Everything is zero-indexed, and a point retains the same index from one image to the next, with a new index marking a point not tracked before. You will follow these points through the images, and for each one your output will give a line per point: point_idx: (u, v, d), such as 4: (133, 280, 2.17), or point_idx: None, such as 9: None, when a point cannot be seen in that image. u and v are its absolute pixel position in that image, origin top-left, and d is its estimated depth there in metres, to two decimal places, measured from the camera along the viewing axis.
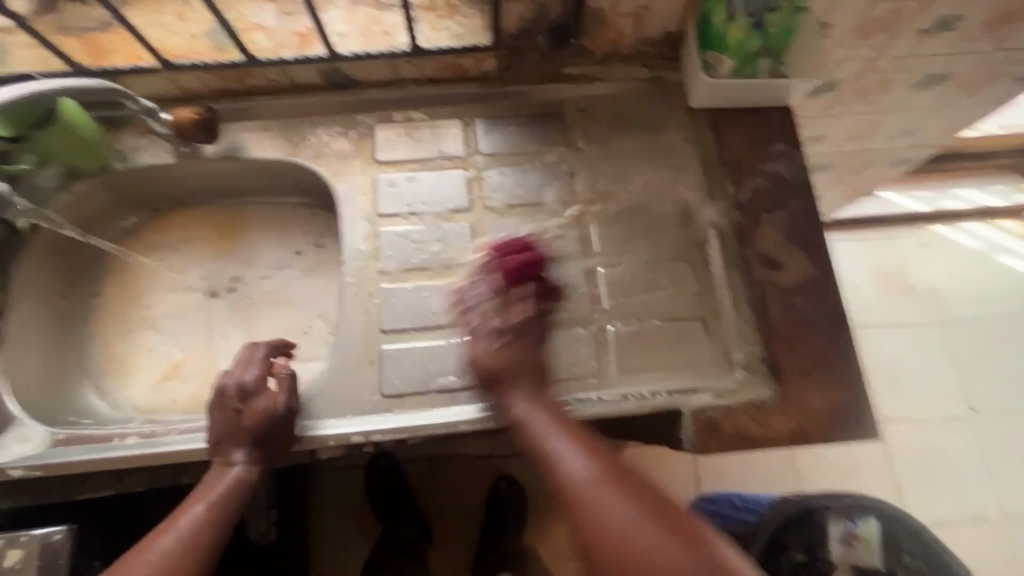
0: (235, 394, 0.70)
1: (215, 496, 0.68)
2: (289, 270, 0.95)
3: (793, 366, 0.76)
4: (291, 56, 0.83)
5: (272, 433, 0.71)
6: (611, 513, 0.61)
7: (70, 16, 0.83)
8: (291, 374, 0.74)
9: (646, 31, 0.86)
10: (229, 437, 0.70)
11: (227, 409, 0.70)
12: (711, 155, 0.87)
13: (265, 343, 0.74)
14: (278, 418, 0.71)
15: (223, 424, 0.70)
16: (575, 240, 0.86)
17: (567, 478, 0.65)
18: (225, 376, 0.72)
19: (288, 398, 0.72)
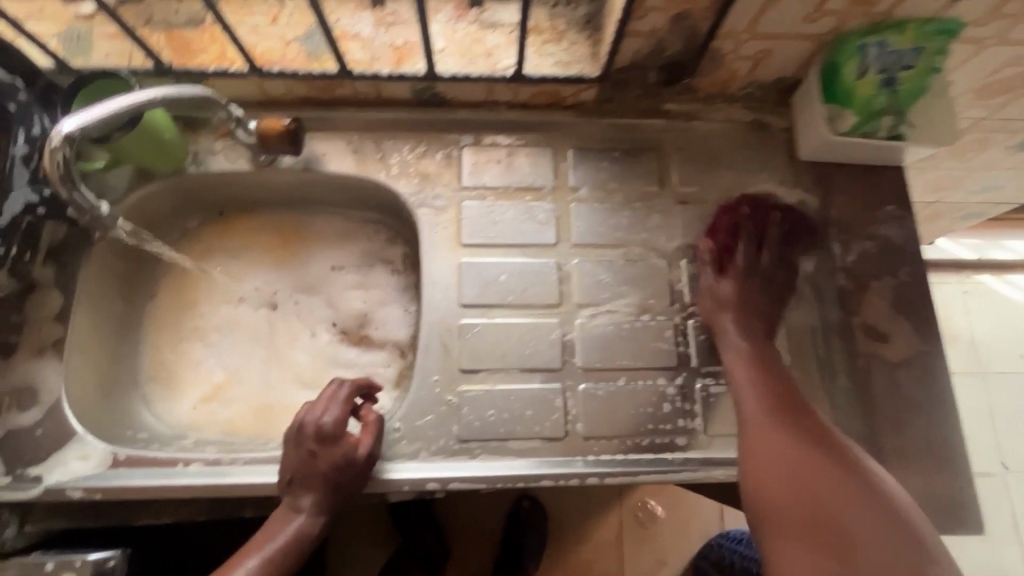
0: (314, 435, 0.68)
1: (270, 555, 0.64)
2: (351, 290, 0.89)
3: (895, 447, 0.73)
4: (385, 72, 0.78)
5: (346, 482, 0.68)
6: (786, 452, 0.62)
7: (158, 9, 0.78)
8: (378, 421, 0.71)
9: (760, 75, 0.81)
10: (302, 478, 0.67)
11: (303, 448, 0.67)
12: (815, 211, 0.83)
13: (350, 384, 0.71)
14: (356, 465, 0.68)
15: (297, 465, 0.67)
16: (664, 288, 0.82)
17: (769, 445, 0.63)
18: (309, 415, 0.69)
19: (370, 445, 0.69)
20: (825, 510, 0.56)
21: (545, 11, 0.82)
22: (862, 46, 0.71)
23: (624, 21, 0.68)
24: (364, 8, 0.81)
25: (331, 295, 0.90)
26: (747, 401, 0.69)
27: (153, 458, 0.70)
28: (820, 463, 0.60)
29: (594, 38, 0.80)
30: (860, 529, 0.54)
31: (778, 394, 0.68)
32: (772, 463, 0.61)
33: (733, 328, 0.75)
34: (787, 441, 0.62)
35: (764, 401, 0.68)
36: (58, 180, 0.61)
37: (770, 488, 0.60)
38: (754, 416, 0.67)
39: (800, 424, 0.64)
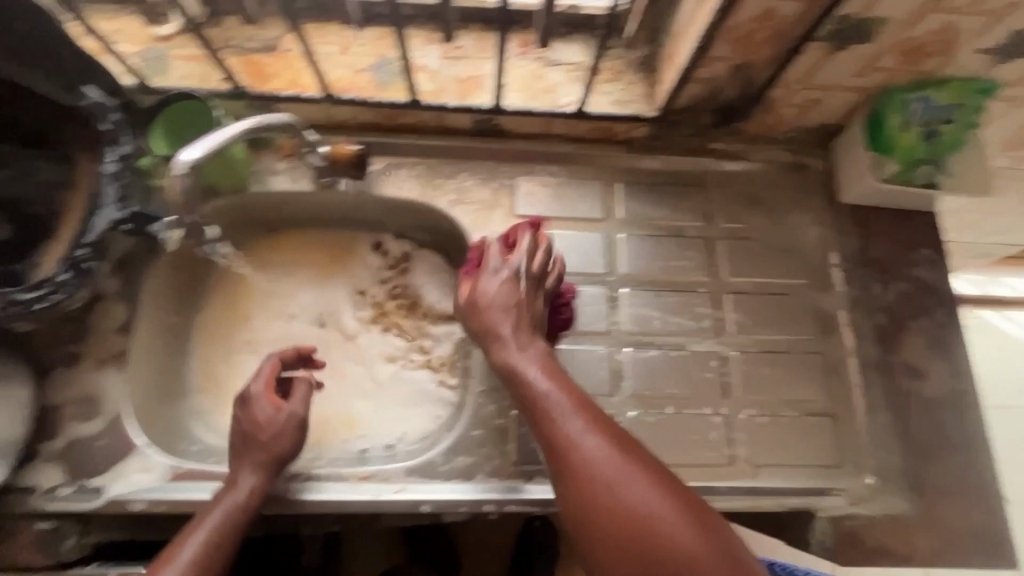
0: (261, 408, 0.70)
1: (214, 517, 0.63)
2: (400, 307, 0.90)
3: (931, 481, 0.77)
4: (452, 103, 0.81)
5: (281, 449, 0.69)
6: (624, 479, 0.56)
7: (233, 33, 0.81)
8: (309, 382, 0.75)
9: (806, 121, 0.85)
10: (242, 444, 0.69)
11: (258, 413, 0.70)
12: (854, 251, 0.87)
13: (292, 350, 0.76)
14: (293, 424, 0.71)
15: (236, 430, 0.70)
16: (709, 319, 0.84)
17: (575, 448, 0.60)
18: (257, 385, 0.72)
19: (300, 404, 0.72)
20: (641, 522, 0.54)
21: (603, 50, 0.85)
22: (907, 100, 0.75)
23: (690, 69, 0.72)
24: (432, 40, 0.84)
25: (378, 309, 0.90)
26: (587, 439, 0.60)
27: (213, 472, 0.71)
28: (642, 493, 0.56)
29: (651, 80, 0.84)
30: (658, 505, 0.55)
31: (541, 391, 0.64)
32: (575, 454, 0.59)
33: (510, 323, 0.70)
34: (596, 452, 0.59)
35: (559, 390, 0.64)
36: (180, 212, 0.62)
37: (567, 504, 0.59)
38: (584, 430, 0.60)
39: (587, 419, 0.61)
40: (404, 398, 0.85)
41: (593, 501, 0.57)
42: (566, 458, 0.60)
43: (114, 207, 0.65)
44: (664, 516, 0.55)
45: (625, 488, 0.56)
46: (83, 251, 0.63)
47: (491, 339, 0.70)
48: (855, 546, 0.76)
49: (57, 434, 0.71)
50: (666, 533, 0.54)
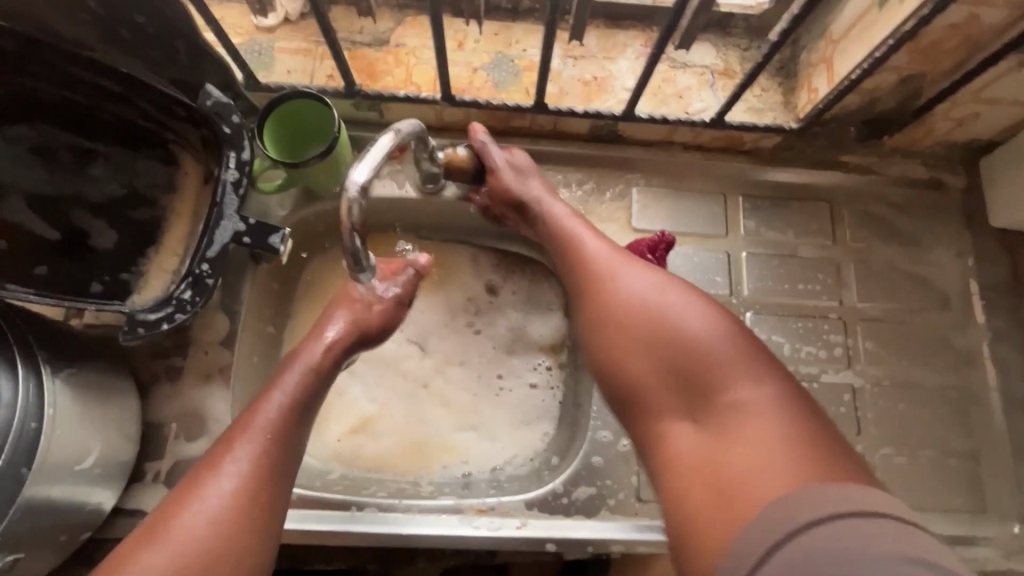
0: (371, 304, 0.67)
1: (258, 424, 0.55)
2: (507, 322, 0.87)
3: None
4: (578, 107, 0.74)
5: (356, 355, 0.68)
6: (681, 317, 0.53)
7: (343, 25, 0.75)
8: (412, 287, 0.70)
9: (956, 136, 0.78)
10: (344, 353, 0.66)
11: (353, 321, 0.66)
12: (993, 279, 0.81)
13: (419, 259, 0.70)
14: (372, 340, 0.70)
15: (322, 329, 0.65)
16: (839, 347, 0.79)
17: (615, 288, 0.58)
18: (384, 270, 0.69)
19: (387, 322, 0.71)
20: (694, 351, 0.52)
21: (736, 53, 0.78)
22: None
23: (856, 80, 0.65)
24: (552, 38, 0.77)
25: (483, 322, 0.86)
26: (691, 317, 0.53)
27: (327, 502, 0.69)
28: (713, 340, 0.52)
29: (788, 86, 0.77)
30: (743, 391, 0.49)
31: (598, 258, 0.61)
32: (625, 299, 0.56)
33: (578, 225, 0.66)
34: (659, 298, 0.55)
35: (648, 283, 0.57)
36: (346, 228, 0.55)
37: (632, 368, 0.54)
38: (648, 296, 0.56)
39: (694, 298, 0.55)
40: (513, 419, 0.83)
41: (658, 340, 0.53)
42: (611, 325, 0.56)
43: (235, 218, 0.60)
44: (760, 401, 0.48)
45: (699, 330, 0.52)
46: (204, 267, 0.58)
47: (563, 247, 0.65)
48: None
49: (163, 454, 0.67)
50: (752, 398, 0.48)
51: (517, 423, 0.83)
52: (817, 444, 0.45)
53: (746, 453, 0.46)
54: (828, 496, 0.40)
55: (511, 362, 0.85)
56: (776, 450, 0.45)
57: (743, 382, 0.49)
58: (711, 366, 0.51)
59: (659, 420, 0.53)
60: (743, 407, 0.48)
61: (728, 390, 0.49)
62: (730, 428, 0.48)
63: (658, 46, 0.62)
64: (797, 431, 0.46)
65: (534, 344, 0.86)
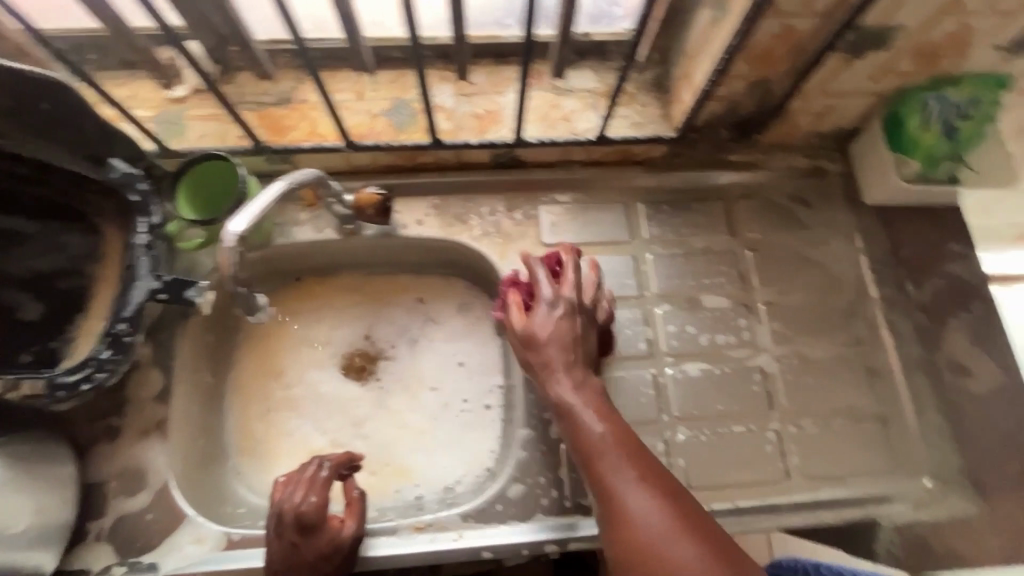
0: (295, 524, 0.66)
1: None
2: (462, 350, 0.91)
3: (993, 479, 0.74)
4: (471, 140, 0.81)
5: (332, 565, 0.67)
6: (614, 463, 0.59)
7: (249, 88, 0.81)
8: (361, 493, 0.72)
9: (822, 127, 0.86)
10: (286, 570, 0.66)
11: (284, 539, 0.66)
12: (885, 254, 0.86)
13: (334, 465, 0.69)
14: (339, 549, 0.67)
15: (282, 554, 0.66)
16: (745, 330, 0.85)
17: (585, 438, 0.62)
18: (283, 484, 0.68)
19: (355, 526, 0.69)
20: (621, 509, 0.56)
21: (616, 75, 0.86)
22: (924, 100, 0.77)
23: (710, 89, 0.73)
24: (445, 80, 0.84)
25: (436, 354, 0.91)
26: (599, 425, 0.63)
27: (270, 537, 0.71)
28: (684, 550, 0.51)
29: (665, 99, 0.85)
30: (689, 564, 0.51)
31: (574, 410, 0.65)
32: (603, 447, 0.61)
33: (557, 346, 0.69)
34: (636, 507, 0.55)
35: (626, 459, 0.59)
36: (229, 283, 0.64)
37: (608, 543, 0.56)
38: (597, 441, 0.61)
39: (611, 426, 0.63)
40: (463, 441, 0.86)
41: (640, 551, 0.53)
42: (602, 497, 0.58)
43: (149, 278, 0.67)
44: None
45: (621, 480, 0.58)
46: (122, 325, 0.65)
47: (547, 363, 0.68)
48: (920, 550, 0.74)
49: (106, 512, 0.70)
50: (652, 524, 0.54)
51: (467, 443, 0.87)
52: (719, 553, 0.51)
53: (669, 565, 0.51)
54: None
55: (465, 388, 0.89)
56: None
57: (630, 501, 0.56)
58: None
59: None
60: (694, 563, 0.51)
61: (621, 504, 0.56)
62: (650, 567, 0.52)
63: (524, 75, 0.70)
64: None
65: (482, 368, 0.90)
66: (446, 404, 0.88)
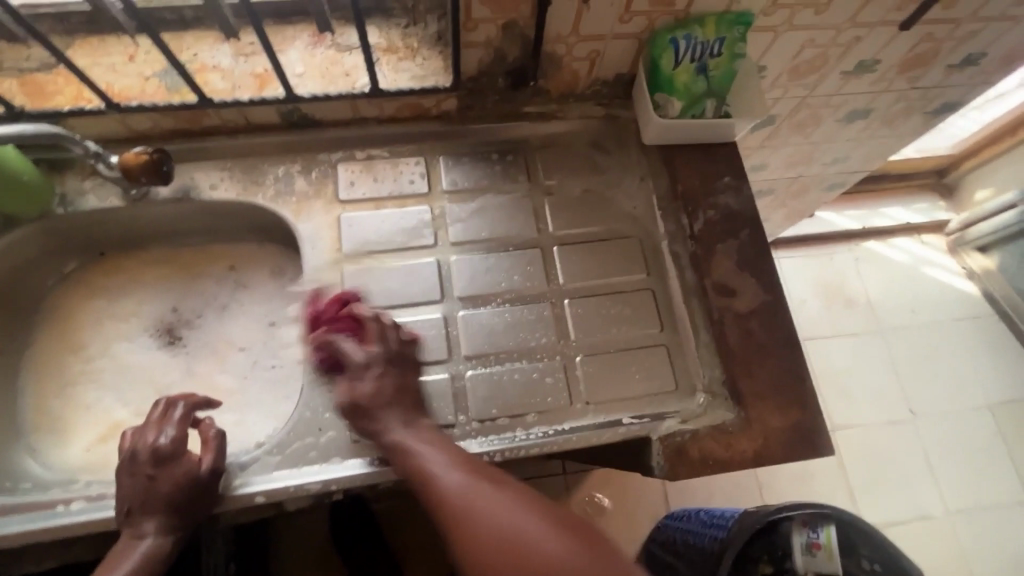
0: (150, 458, 0.66)
1: None
2: (270, 314, 0.92)
3: (751, 389, 0.79)
4: (246, 98, 0.81)
5: (189, 497, 0.66)
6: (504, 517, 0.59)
7: (10, 56, 0.79)
8: (222, 433, 0.71)
9: (599, 73, 0.90)
10: (142, 507, 0.65)
11: (139, 475, 0.65)
12: (666, 190, 0.91)
13: (185, 403, 0.70)
14: (197, 481, 0.67)
15: (134, 492, 0.65)
16: (539, 271, 0.88)
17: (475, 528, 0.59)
18: (133, 431, 0.68)
19: (214, 460, 0.68)
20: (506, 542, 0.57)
21: (398, 31, 0.88)
22: (673, 39, 0.81)
23: (458, 34, 0.75)
24: (221, 41, 0.84)
25: (245, 319, 0.92)
26: (447, 476, 0.64)
27: (36, 503, 0.69)
28: (548, 541, 0.57)
29: (446, 53, 0.87)
30: (551, 549, 0.56)
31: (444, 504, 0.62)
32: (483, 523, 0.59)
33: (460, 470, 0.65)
34: (482, 508, 0.60)
35: (468, 479, 0.64)
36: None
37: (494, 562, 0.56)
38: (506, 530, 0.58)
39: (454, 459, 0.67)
40: (268, 400, 0.87)
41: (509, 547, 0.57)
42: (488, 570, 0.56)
43: None
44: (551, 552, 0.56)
45: (492, 514, 0.59)
46: None
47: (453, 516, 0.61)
48: (685, 460, 0.77)
49: None
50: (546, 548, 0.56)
51: (273, 404, 0.87)
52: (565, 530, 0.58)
53: (535, 562, 0.55)
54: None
55: (273, 348, 0.90)
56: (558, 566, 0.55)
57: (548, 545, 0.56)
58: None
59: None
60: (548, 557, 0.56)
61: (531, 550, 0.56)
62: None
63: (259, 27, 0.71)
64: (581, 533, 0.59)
65: (291, 329, 0.91)
66: (254, 368, 0.89)
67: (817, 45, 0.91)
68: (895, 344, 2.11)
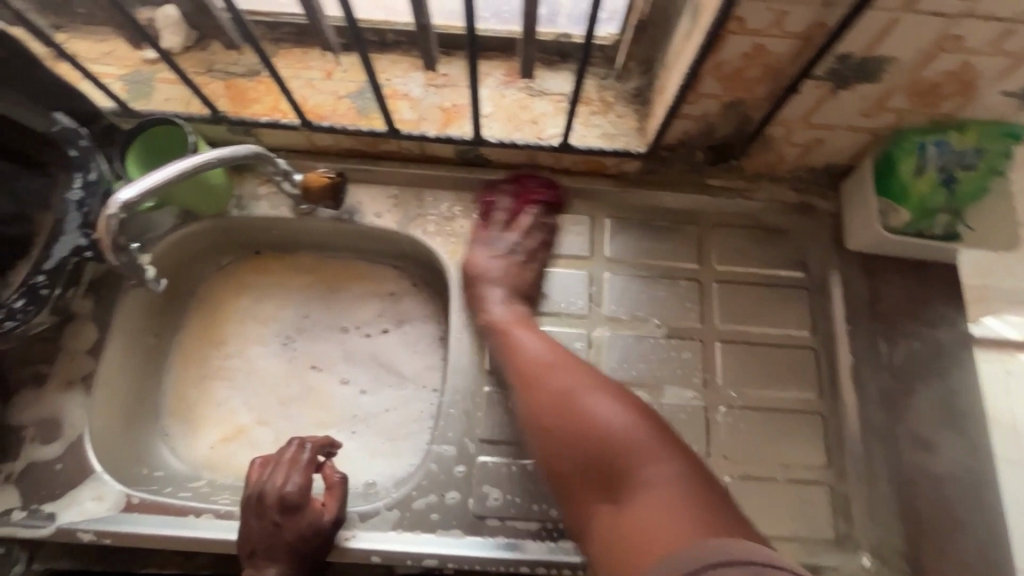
0: (277, 505, 0.64)
1: None
2: (399, 346, 0.89)
3: (934, 569, 0.68)
4: (432, 133, 0.79)
5: (309, 549, 0.65)
6: (583, 401, 0.63)
7: (220, 58, 0.81)
8: (342, 480, 0.69)
9: (810, 160, 0.79)
10: (265, 552, 0.64)
11: (266, 520, 0.64)
12: (862, 306, 0.79)
13: (313, 446, 0.68)
14: (320, 533, 0.66)
15: (260, 536, 0.64)
16: (698, 367, 0.79)
17: (586, 409, 0.62)
18: (262, 466, 0.67)
19: (336, 511, 0.67)
20: (610, 445, 0.59)
21: (594, 81, 0.82)
22: (922, 144, 0.69)
23: (677, 106, 0.68)
24: (416, 68, 0.82)
25: (374, 344, 0.89)
26: (605, 406, 0.62)
27: (169, 506, 0.70)
28: (608, 414, 0.61)
29: (642, 112, 0.80)
30: (655, 469, 0.57)
31: (568, 399, 0.64)
32: (576, 412, 0.62)
33: (542, 344, 0.71)
34: (557, 387, 0.65)
35: (550, 349, 0.70)
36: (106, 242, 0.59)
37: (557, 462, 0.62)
38: (615, 421, 0.60)
39: (568, 366, 0.67)
40: (385, 437, 0.84)
41: (572, 431, 0.62)
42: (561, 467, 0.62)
43: (76, 233, 0.65)
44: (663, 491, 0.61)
45: (595, 405, 0.62)
46: (40, 277, 0.64)
47: (548, 364, 0.68)
48: None
49: (19, 456, 0.72)
50: (636, 440, 0.59)
51: (387, 442, 0.84)
52: (639, 461, 0.57)
53: (642, 501, 0.55)
54: (712, 546, 0.46)
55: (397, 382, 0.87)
56: (671, 482, 0.55)
57: (647, 464, 0.57)
58: (615, 449, 0.59)
59: (591, 508, 0.60)
60: (657, 502, 0.54)
61: (642, 474, 0.57)
62: (631, 488, 0.57)
63: (472, 72, 0.67)
64: (604, 427, 0.60)
65: (418, 364, 0.88)
66: (376, 399, 0.87)
67: None
68: None
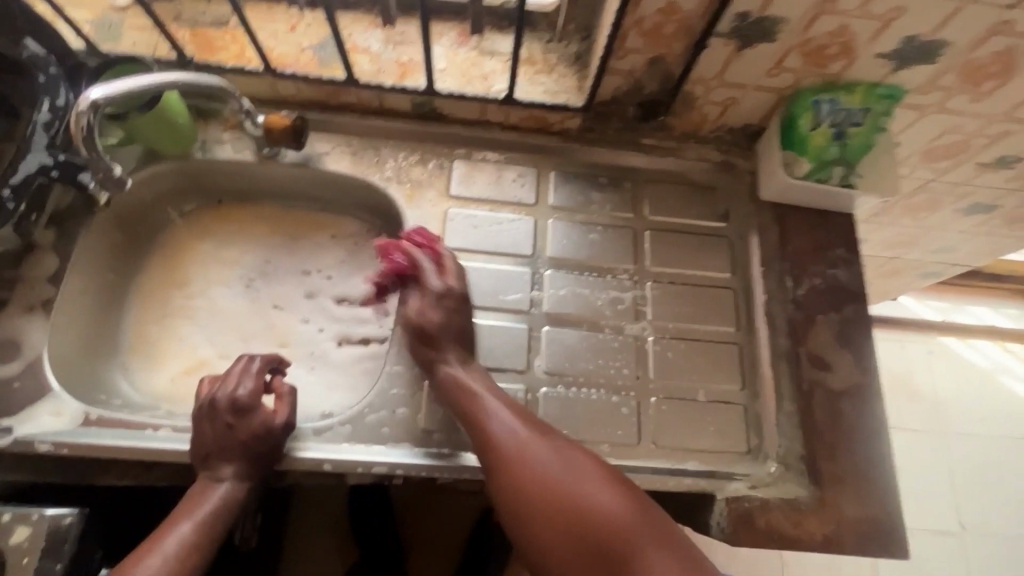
0: (229, 408, 0.69)
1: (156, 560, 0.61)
2: (355, 289, 0.94)
3: (829, 470, 0.78)
4: (388, 83, 0.85)
5: (261, 449, 0.70)
6: (552, 466, 0.66)
7: (189, 8, 0.86)
8: (292, 390, 0.75)
9: (728, 120, 0.89)
10: (219, 454, 0.68)
11: (218, 422, 0.69)
12: (774, 249, 0.89)
13: (261, 358, 0.74)
14: (272, 434, 0.70)
15: (214, 438, 0.69)
16: (631, 303, 0.87)
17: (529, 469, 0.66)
18: (212, 380, 0.72)
19: (286, 415, 0.72)
20: (564, 495, 0.65)
21: (540, 45, 0.90)
22: (816, 101, 0.79)
23: (607, 60, 0.77)
24: (375, 26, 0.89)
25: (332, 287, 0.94)
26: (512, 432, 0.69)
27: (128, 421, 0.73)
28: (555, 467, 0.66)
29: (582, 73, 0.89)
30: (608, 505, 0.63)
31: (527, 444, 0.68)
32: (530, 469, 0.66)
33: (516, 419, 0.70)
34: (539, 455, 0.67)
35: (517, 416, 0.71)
36: (79, 143, 0.67)
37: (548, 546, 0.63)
38: (555, 474, 0.65)
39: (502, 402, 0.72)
40: (341, 370, 0.89)
41: (543, 491, 0.65)
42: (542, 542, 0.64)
43: (43, 152, 0.71)
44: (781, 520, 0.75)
45: (541, 464, 0.66)
46: (6, 191, 0.69)
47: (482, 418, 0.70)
48: (750, 529, 0.76)
49: None
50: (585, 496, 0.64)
51: (342, 375, 0.89)
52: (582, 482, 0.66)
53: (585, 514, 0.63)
54: None
55: (353, 321, 0.92)
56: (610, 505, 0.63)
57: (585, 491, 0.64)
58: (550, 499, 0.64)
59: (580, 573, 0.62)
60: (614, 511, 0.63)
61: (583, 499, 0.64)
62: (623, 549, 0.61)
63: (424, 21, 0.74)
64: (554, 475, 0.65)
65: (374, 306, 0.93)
66: (333, 337, 0.91)
67: (961, 133, 0.87)
68: (958, 451, 1.95)
